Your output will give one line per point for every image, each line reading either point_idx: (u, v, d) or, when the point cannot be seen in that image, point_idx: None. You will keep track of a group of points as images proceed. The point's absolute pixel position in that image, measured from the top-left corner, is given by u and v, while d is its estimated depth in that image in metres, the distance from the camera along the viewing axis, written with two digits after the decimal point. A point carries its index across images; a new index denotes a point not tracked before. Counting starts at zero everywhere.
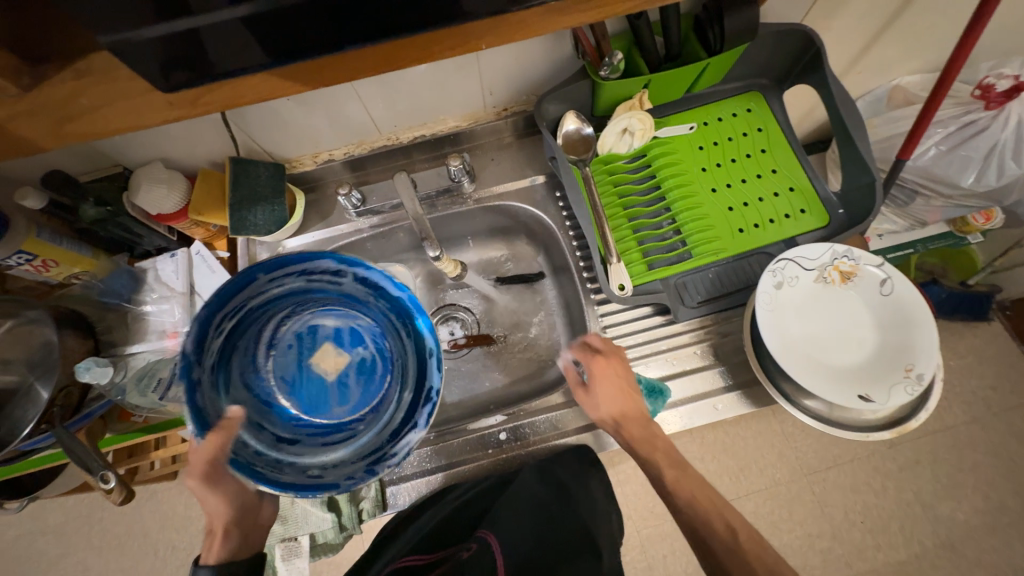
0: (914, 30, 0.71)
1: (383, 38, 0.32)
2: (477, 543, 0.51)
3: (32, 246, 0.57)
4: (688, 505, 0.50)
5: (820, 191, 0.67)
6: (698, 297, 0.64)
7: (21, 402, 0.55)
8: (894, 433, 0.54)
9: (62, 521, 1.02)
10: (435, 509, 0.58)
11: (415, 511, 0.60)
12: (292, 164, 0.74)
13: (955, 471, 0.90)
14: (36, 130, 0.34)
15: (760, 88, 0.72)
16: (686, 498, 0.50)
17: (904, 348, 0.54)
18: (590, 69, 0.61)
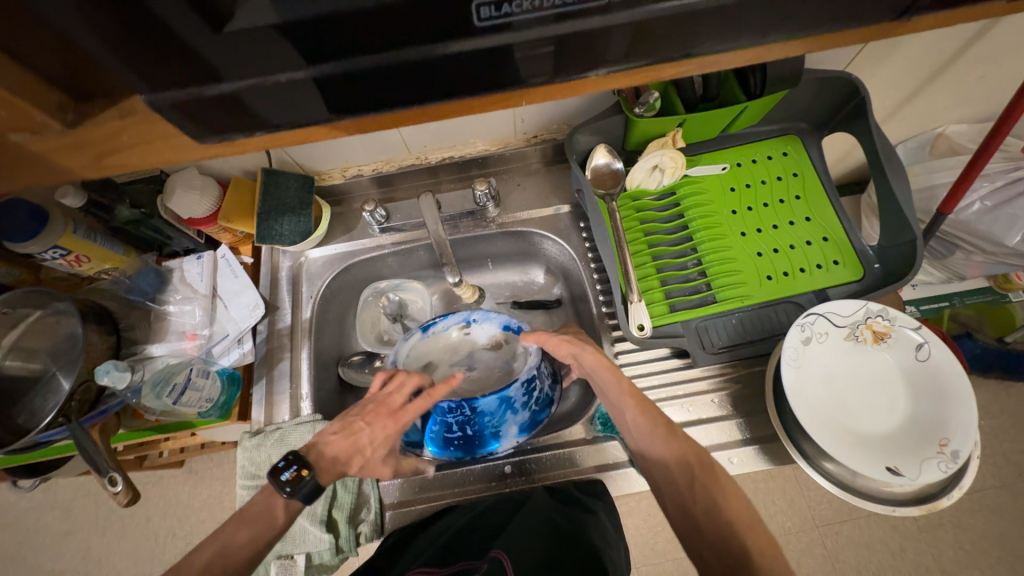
0: (963, 80, 0.68)
1: (417, 83, 0.31)
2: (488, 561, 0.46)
3: (68, 243, 0.59)
4: (702, 505, 0.44)
5: (855, 243, 0.64)
6: (719, 343, 0.62)
7: (43, 392, 0.57)
8: (923, 511, 0.50)
9: (70, 499, 1.05)
10: (430, 534, 0.57)
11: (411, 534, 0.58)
12: (322, 177, 0.75)
13: (980, 539, 0.84)
14: (76, 165, 0.32)
15: (797, 132, 0.70)
16: (698, 499, 0.45)
17: (938, 420, 0.51)
18: (625, 104, 0.60)
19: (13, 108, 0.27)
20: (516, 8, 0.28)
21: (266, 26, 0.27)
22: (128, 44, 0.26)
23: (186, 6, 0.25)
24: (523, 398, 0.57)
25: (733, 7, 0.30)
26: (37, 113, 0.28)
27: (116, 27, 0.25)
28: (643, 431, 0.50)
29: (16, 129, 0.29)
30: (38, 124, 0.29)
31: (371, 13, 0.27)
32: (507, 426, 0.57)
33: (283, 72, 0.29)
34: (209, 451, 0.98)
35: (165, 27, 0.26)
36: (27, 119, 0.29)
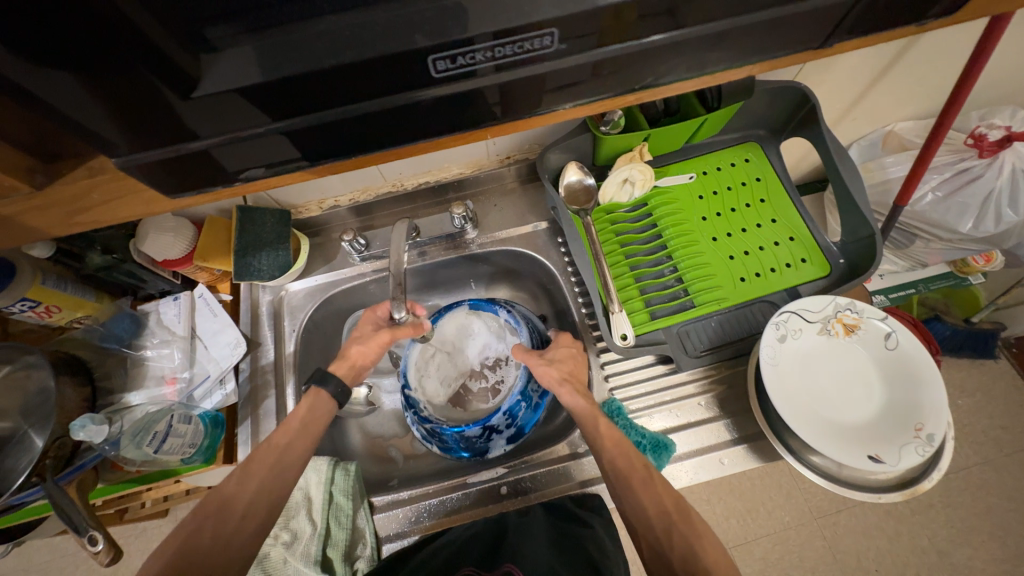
0: (904, 83, 0.73)
1: (388, 121, 0.33)
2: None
3: (37, 294, 0.57)
4: (681, 558, 0.44)
5: (819, 240, 0.67)
6: (701, 345, 0.63)
7: (12, 451, 0.53)
8: (906, 496, 0.52)
9: (47, 560, 0.99)
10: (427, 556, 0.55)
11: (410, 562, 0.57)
12: (299, 211, 0.75)
13: (969, 515, 0.87)
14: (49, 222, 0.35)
15: (756, 139, 0.73)
16: (680, 550, 0.45)
17: (912, 406, 0.54)
18: (591, 123, 0.62)
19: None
20: (468, 61, 0.30)
21: (234, 89, 0.28)
22: (98, 114, 0.27)
23: (154, 77, 0.26)
24: (506, 421, 0.63)
25: (675, 43, 0.32)
26: (9, 180, 0.31)
27: (84, 100, 0.26)
28: (623, 477, 0.51)
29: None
30: (8, 190, 0.33)
31: (332, 73, 0.28)
32: (493, 445, 0.63)
33: (247, 128, 0.31)
34: (196, 496, 0.95)
35: (135, 95, 0.27)
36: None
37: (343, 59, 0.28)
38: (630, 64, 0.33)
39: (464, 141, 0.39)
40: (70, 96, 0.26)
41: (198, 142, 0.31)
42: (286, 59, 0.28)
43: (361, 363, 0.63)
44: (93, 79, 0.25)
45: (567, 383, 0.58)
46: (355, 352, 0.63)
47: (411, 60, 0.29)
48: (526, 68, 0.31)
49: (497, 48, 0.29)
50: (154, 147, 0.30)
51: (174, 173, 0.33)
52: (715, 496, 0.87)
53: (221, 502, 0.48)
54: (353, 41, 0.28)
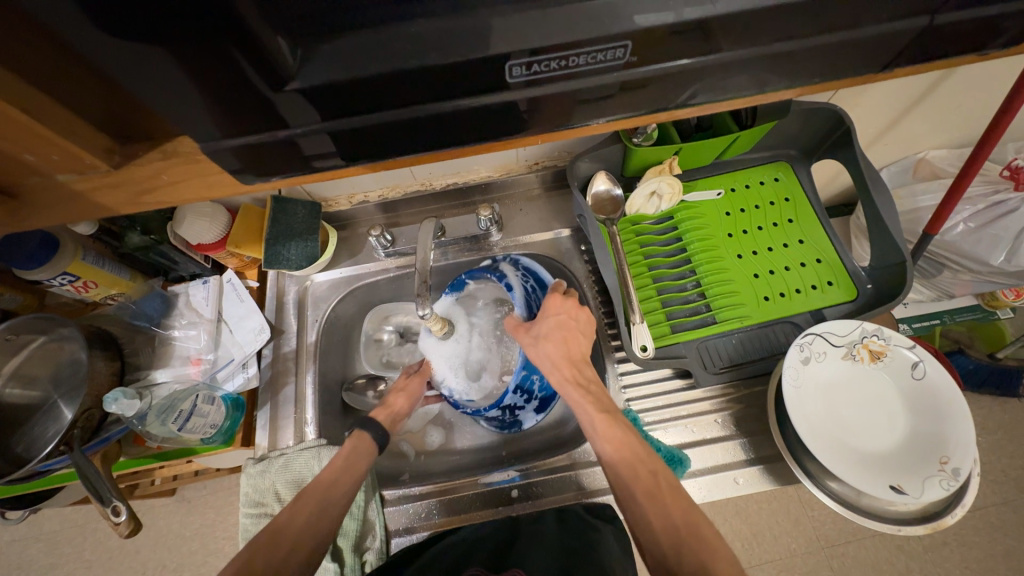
0: (942, 110, 0.72)
1: (440, 124, 0.34)
2: None
3: (77, 269, 0.59)
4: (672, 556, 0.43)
5: (847, 264, 0.67)
6: (721, 363, 0.63)
7: (41, 419, 0.56)
8: (928, 529, 0.51)
9: (56, 530, 1.01)
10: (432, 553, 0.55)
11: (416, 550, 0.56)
12: (328, 204, 0.77)
13: (985, 556, 0.84)
14: (115, 201, 0.38)
15: (787, 159, 0.73)
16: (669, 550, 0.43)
17: (938, 438, 0.52)
18: (624, 134, 0.63)
19: (71, 153, 0.34)
20: (543, 69, 0.30)
21: (323, 85, 0.29)
22: (193, 100, 0.28)
23: (251, 71, 0.27)
24: (524, 397, 0.65)
25: (735, 64, 0.33)
26: (89, 158, 0.35)
27: (183, 89, 0.27)
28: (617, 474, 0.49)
29: (66, 171, 0.36)
30: (88, 167, 0.36)
31: (413, 74, 0.29)
32: (525, 415, 0.66)
33: (319, 122, 0.32)
34: (203, 477, 0.97)
35: (226, 82, 0.28)
36: (82, 162, 0.35)
37: (423, 61, 0.29)
38: (688, 81, 0.34)
39: (512, 146, 0.39)
40: (171, 82, 0.27)
41: (273, 132, 0.32)
42: (369, 60, 0.29)
43: (398, 410, 0.66)
44: (171, 69, 0.26)
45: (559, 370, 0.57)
46: (391, 401, 0.67)
47: (489, 65, 0.30)
48: (585, 79, 0.32)
49: (548, 62, 0.30)
50: (233, 135, 0.32)
51: (230, 162, 0.34)
52: (721, 517, 0.86)
53: None
54: (436, 45, 0.29)
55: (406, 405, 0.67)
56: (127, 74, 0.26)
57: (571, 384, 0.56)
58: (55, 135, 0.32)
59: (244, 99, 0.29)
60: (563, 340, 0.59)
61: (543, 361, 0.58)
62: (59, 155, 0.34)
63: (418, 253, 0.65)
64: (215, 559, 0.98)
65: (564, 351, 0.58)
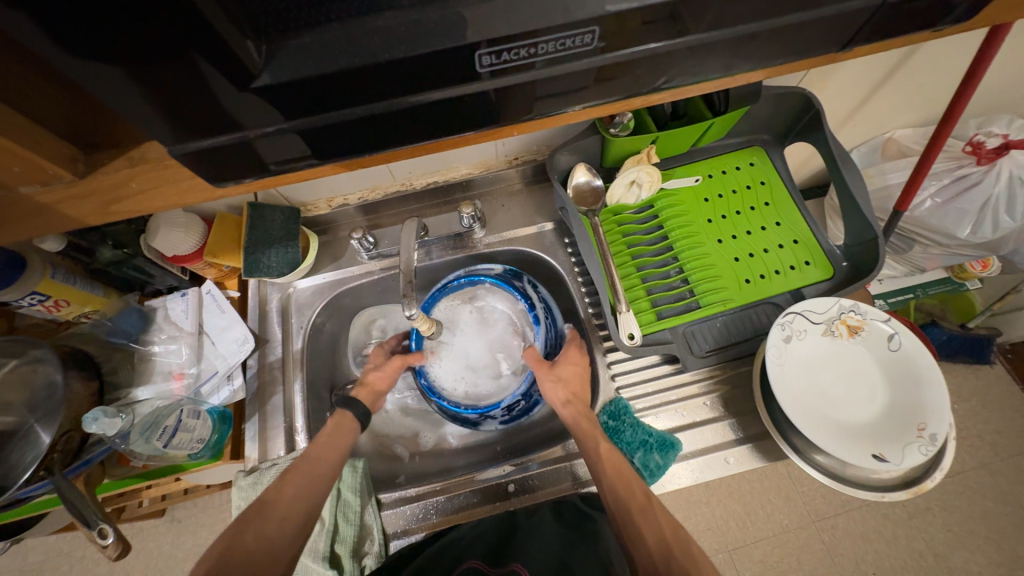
0: (906, 90, 0.74)
1: (413, 118, 0.33)
2: None
3: (47, 288, 0.57)
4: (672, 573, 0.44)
5: (823, 243, 0.68)
6: (706, 346, 0.64)
7: (15, 446, 0.53)
8: (910, 494, 0.53)
9: (41, 560, 0.98)
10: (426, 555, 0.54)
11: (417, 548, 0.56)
12: (307, 209, 0.75)
13: (966, 519, 0.88)
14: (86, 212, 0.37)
15: (761, 143, 0.75)
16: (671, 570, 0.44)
17: (916, 406, 0.54)
18: (601, 125, 0.63)
19: (31, 162, 0.32)
20: (513, 56, 0.30)
21: (290, 81, 0.28)
22: (156, 102, 0.27)
23: (211, 69, 0.26)
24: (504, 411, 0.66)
25: (705, 48, 0.33)
26: (53, 167, 0.33)
27: (148, 90, 0.27)
28: (623, 501, 0.50)
29: (30, 183, 0.34)
30: (51, 177, 0.34)
31: (383, 67, 0.29)
32: (488, 423, 0.66)
33: (290, 120, 0.31)
34: (194, 495, 0.95)
35: (190, 82, 0.27)
36: (44, 172, 0.33)
37: (393, 54, 0.29)
38: (660, 66, 0.34)
39: (489, 138, 0.39)
40: (133, 85, 0.26)
41: (242, 132, 0.31)
42: (337, 55, 0.28)
43: (378, 388, 0.67)
44: (129, 69, 0.25)
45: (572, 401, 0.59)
46: (372, 379, 0.67)
47: (460, 55, 0.29)
48: (558, 67, 0.32)
49: (517, 50, 0.30)
50: (199, 137, 0.31)
51: (200, 166, 0.33)
52: (715, 498, 0.87)
53: (245, 520, 0.48)
54: (405, 37, 0.28)
55: (382, 382, 0.67)
56: (81, 76, 0.25)
57: (581, 415, 0.58)
58: (15, 145, 0.30)
59: (210, 100, 0.28)
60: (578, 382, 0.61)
61: (555, 399, 0.60)
62: (20, 165, 0.32)
63: (401, 253, 0.65)
64: None
65: (577, 387, 0.61)
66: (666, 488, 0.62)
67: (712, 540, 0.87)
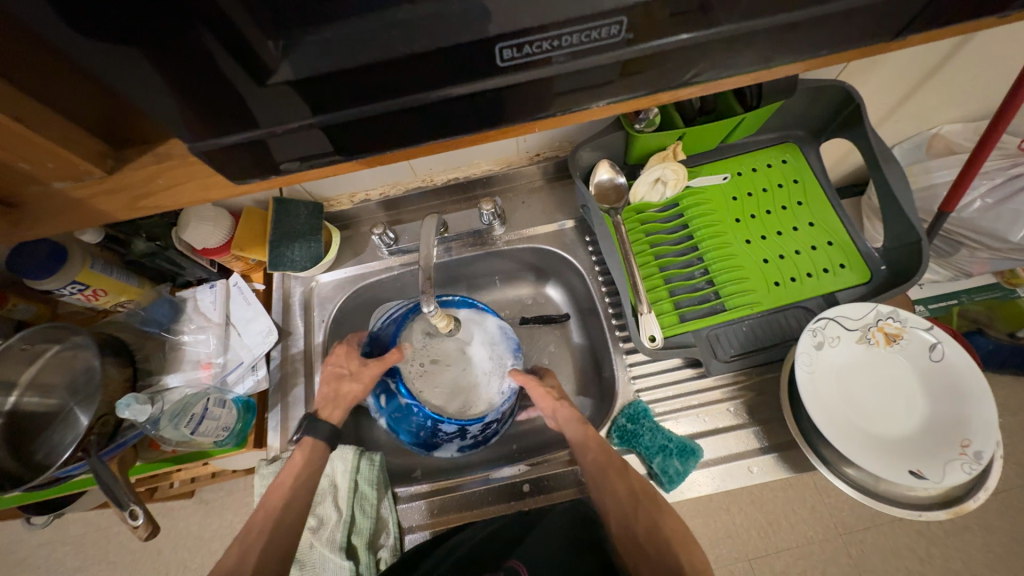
0: (957, 82, 0.69)
1: (432, 113, 0.33)
2: None
3: (86, 277, 0.59)
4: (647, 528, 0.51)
5: (860, 245, 0.65)
6: (731, 350, 0.62)
7: (60, 426, 0.57)
8: (949, 514, 0.50)
9: (81, 533, 1.04)
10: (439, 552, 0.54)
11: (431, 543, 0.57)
12: (330, 204, 0.77)
13: (1009, 540, 0.82)
14: (113, 206, 0.37)
15: (795, 140, 0.71)
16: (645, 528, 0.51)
17: (959, 421, 0.51)
18: (625, 121, 0.62)
19: (65, 160, 0.34)
20: (536, 49, 0.29)
21: (311, 75, 0.28)
22: (181, 98, 0.28)
23: (233, 64, 0.27)
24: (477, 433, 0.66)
25: (738, 39, 0.32)
26: (83, 165, 0.35)
27: (175, 87, 0.27)
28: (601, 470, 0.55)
29: (63, 178, 0.36)
30: (83, 173, 0.36)
31: (403, 61, 0.29)
32: (447, 445, 0.66)
33: (311, 116, 0.31)
34: (221, 479, 0.98)
35: (212, 78, 0.27)
36: (77, 169, 0.35)
37: (413, 47, 0.28)
38: (689, 59, 0.33)
39: (510, 134, 0.39)
40: (160, 81, 0.26)
41: (264, 128, 0.31)
42: (357, 49, 0.28)
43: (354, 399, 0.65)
44: (155, 65, 0.26)
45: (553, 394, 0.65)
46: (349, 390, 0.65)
47: (481, 48, 0.29)
48: (582, 60, 0.31)
49: (539, 43, 0.29)
50: (223, 133, 0.31)
51: (224, 163, 0.34)
52: (735, 506, 0.85)
53: None
54: (425, 29, 0.28)
55: (364, 392, 0.65)
56: (108, 72, 0.26)
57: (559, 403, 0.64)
58: (52, 144, 0.32)
59: (233, 95, 0.29)
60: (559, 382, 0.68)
61: (545, 400, 0.65)
62: (55, 162, 0.34)
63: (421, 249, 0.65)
64: None
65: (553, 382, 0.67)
66: (685, 495, 0.60)
67: (732, 548, 0.84)
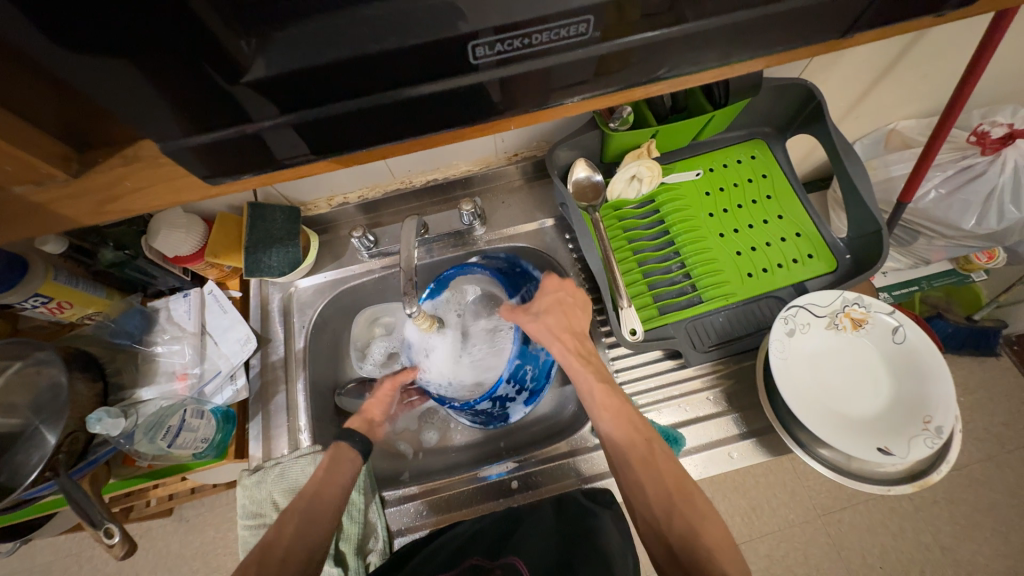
0: (908, 80, 0.73)
1: (408, 111, 0.33)
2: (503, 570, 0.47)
3: (50, 290, 0.57)
4: (679, 523, 0.48)
5: (825, 236, 0.68)
6: (709, 341, 0.64)
7: (24, 447, 0.54)
8: (916, 487, 0.53)
9: (51, 560, 0.99)
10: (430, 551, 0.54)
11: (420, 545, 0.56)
12: (307, 208, 0.75)
13: (973, 511, 0.87)
14: (77, 212, 0.37)
15: (763, 136, 0.74)
16: (678, 530, 0.48)
17: (921, 399, 0.54)
18: (600, 120, 0.63)
19: (24, 162, 0.32)
20: (508, 47, 0.30)
21: (283, 73, 0.28)
22: (146, 97, 0.27)
23: (198, 62, 0.26)
24: (515, 388, 0.66)
25: (702, 36, 0.33)
26: (46, 169, 0.34)
27: (143, 86, 0.27)
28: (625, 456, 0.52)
29: (22, 183, 0.34)
30: (43, 176, 0.35)
31: (375, 58, 0.29)
32: (511, 409, 0.67)
33: (285, 114, 0.31)
34: (201, 495, 0.95)
35: (180, 75, 0.27)
36: (37, 172, 0.34)
37: (385, 45, 0.28)
38: (657, 56, 0.34)
39: (486, 133, 0.39)
40: (123, 80, 0.26)
41: (236, 128, 0.31)
42: (328, 47, 0.28)
43: (374, 416, 0.68)
44: (119, 64, 0.25)
45: (561, 338, 0.60)
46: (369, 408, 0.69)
47: (453, 46, 0.29)
48: (553, 57, 0.32)
49: (510, 41, 0.30)
50: (191, 133, 0.31)
51: (195, 163, 0.33)
52: (720, 493, 0.87)
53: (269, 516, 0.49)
54: (396, 26, 0.28)
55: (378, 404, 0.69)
56: (69, 70, 0.25)
57: (572, 355, 0.59)
58: (12, 148, 0.31)
59: (202, 93, 0.28)
60: (565, 319, 0.61)
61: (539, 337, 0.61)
62: (14, 165, 0.32)
63: (402, 250, 0.65)
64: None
65: (565, 324, 0.61)
66: None
67: None
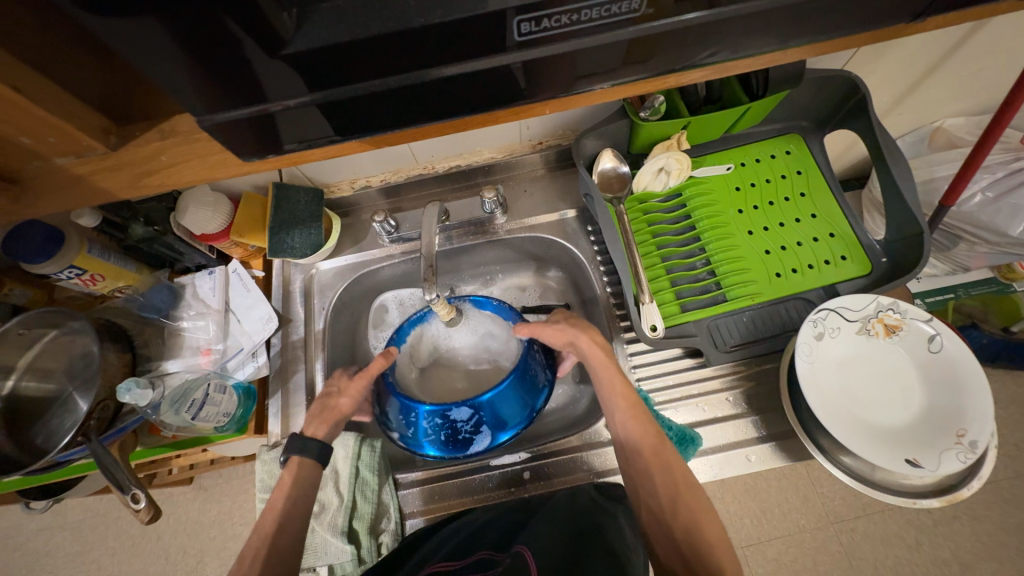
0: (961, 74, 0.69)
1: (442, 88, 0.32)
2: (513, 557, 0.46)
3: (84, 262, 0.59)
4: (687, 530, 0.47)
5: (861, 237, 0.65)
6: (732, 340, 0.62)
7: (58, 411, 0.56)
8: (944, 502, 0.51)
9: (79, 519, 1.04)
10: (435, 540, 0.54)
11: (426, 533, 0.56)
12: (330, 190, 0.76)
13: (996, 528, 0.84)
14: (114, 183, 0.37)
15: (800, 130, 0.71)
16: (683, 528, 0.48)
17: (954, 411, 0.52)
18: (630, 109, 0.61)
19: (66, 132, 0.34)
20: (553, 24, 0.29)
21: (322, 48, 0.28)
22: (181, 68, 0.27)
23: (240, 34, 0.26)
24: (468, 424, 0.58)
25: (758, 16, 0.31)
26: (85, 139, 0.35)
27: (184, 59, 0.27)
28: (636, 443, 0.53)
29: (64, 154, 0.36)
30: (85, 149, 0.36)
31: (416, 34, 0.28)
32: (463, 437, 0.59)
33: (321, 91, 0.31)
34: (219, 466, 0.99)
35: (223, 51, 0.27)
36: (78, 143, 0.35)
37: (428, 19, 0.28)
38: (707, 38, 0.32)
39: (519, 116, 0.38)
40: (163, 51, 0.26)
41: (268, 104, 0.31)
42: (371, 20, 0.27)
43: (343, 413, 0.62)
44: (154, 33, 0.25)
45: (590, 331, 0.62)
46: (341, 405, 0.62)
47: (495, 22, 0.28)
48: (600, 36, 0.30)
49: (557, 16, 0.29)
50: (221, 109, 0.31)
51: (229, 139, 0.33)
52: (730, 495, 0.87)
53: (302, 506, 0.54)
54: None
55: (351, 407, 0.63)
56: (113, 41, 0.25)
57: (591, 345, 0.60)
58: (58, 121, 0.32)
59: (239, 68, 0.28)
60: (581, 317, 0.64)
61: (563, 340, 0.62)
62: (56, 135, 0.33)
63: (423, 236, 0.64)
64: (234, 544, 1.00)
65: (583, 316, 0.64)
66: None
67: None
